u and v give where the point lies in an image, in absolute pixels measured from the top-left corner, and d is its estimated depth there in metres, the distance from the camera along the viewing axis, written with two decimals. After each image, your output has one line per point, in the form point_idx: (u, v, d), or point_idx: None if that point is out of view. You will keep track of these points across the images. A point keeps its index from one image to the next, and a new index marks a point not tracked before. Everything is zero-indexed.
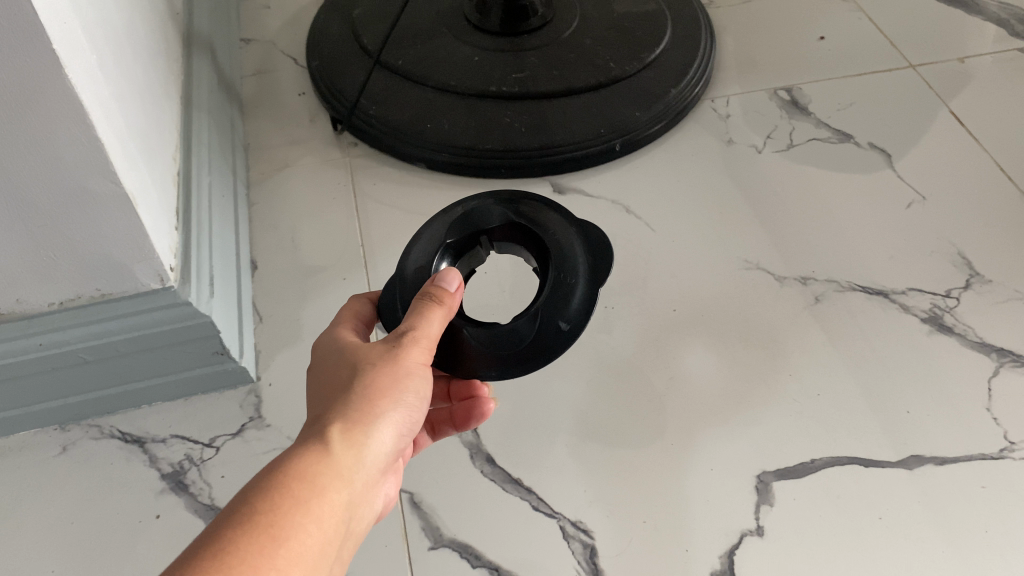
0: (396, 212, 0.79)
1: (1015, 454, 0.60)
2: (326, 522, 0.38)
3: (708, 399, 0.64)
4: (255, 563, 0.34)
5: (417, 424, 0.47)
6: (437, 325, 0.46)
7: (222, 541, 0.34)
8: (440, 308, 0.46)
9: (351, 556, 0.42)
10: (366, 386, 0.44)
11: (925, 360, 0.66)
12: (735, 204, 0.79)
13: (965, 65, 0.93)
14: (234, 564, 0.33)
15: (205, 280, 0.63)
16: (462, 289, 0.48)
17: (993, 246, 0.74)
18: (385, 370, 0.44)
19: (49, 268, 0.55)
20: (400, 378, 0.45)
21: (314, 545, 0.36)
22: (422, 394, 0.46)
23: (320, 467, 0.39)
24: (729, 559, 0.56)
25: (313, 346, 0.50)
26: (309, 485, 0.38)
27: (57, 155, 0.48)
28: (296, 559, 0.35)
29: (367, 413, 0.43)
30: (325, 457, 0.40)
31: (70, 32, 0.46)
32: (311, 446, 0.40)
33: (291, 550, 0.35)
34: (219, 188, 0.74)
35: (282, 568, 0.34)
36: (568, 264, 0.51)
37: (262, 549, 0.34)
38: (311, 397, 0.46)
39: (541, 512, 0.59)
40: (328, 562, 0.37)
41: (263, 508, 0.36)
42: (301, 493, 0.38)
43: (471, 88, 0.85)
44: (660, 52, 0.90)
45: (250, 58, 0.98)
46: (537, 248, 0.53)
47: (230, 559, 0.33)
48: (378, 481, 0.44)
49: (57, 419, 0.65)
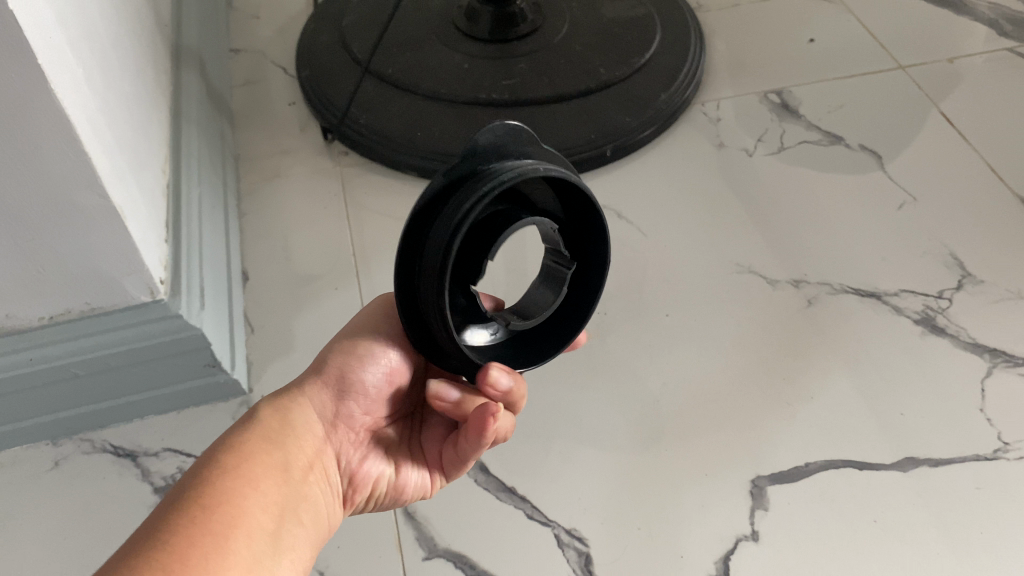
0: (388, 220, 0.79)
1: (1010, 454, 0.60)
2: (256, 478, 0.42)
3: (702, 405, 0.64)
4: (183, 511, 0.38)
5: (370, 394, 0.51)
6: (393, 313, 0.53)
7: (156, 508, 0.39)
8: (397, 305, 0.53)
9: (309, 526, 0.45)
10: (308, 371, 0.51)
11: (918, 362, 0.66)
12: (728, 208, 0.79)
13: (955, 65, 0.94)
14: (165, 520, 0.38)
15: (195, 292, 0.62)
16: None
17: (985, 245, 0.74)
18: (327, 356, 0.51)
19: (38, 282, 0.54)
20: (337, 350, 0.51)
21: (244, 497, 0.41)
22: (361, 357, 0.51)
23: (249, 436, 0.45)
24: (724, 564, 0.56)
25: None
26: (233, 450, 0.44)
27: (43, 172, 0.48)
28: (224, 510, 0.39)
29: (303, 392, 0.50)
30: (250, 422, 0.46)
31: (56, 46, 0.46)
32: (247, 423, 0.46)
33: (218, 504, 0.39)
34: (209, 200, 0.74)
35: (198, 511, 0.38)
36: (455, 176, 0.41)
37: (176, 498, 0.39)
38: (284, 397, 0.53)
39: (535, 520, 0.58)
40: (267, 514, 0.41)
41: (195, 475, 0.41)
42: (222, 456, 0.43)
43: (462, 95, 0.85)
44: (650, 57, 0.90)
45: (239, 69, 0.98)
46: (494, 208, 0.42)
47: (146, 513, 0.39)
48: (322, 453, 0.49)
49: (49, 434, 0.65)
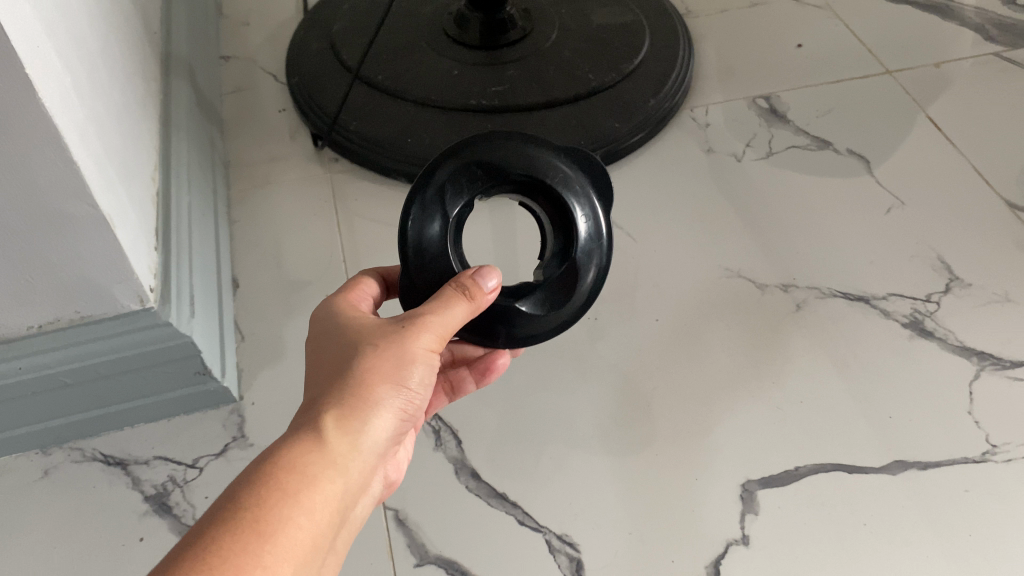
0: (379, 227, 0.80)
1: (997, 457, 0.61)
2: (316, 513, 0.39)
3: (694, 410, 0.64)
4: (241, 560, 0.34)
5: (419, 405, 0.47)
6: (460, 315, 0.45)
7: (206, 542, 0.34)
8: (467, 300, 0.45)
9: (348, 549, 0.43)
10: (364, 370, 0.44)
11: (906, 365, 0.66)
12: (717, 213, 0.80)
13: (942, 70, 0.94)
14: (224, 565, 0.34)
15: (185, 300, 0.62)
16: (498, 290, 0.47)
17: (972, 249, 0.75)
18: (387, 354, 0.44)
19: (28, 291, 0.54)
20: (400, 365, 0.44)
21: (303, 538, 0.37)
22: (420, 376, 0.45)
23: (311, 456, 0.40)
24: (715, 569, 0.56)
25: (313, 316, 0.50)
26: (298, 473, 0.39)
27: (33, 180, 0.48)
28: (284, 555, 0.36)
29: (363, 401, 0.43)
30: (312, 439, 0.41)
31: (44, 57, 0.46)
32: (305, 436, 0.41)
33: (278, 546, 0.36)
34: (199, 207, 0.74)
35: (258, 553, 0.35)
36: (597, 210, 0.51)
37: (234, 526, 0.36)
38: (315, 374, 0.46)
39: (527, 526, 0.58)
40: (321, 550, 0.38)
41: (250, 503, 0.37)
42: (284, 481, 0.38)
43: (452, 102, 0.85)
44: (639, 63, 0.91)
45: (229, 76, 0.98)
46: (561, 220, 0.50)
47: (210, 539, 0.35)
48: (375, 465, 0.45)
49: (39, 443, 0.65)
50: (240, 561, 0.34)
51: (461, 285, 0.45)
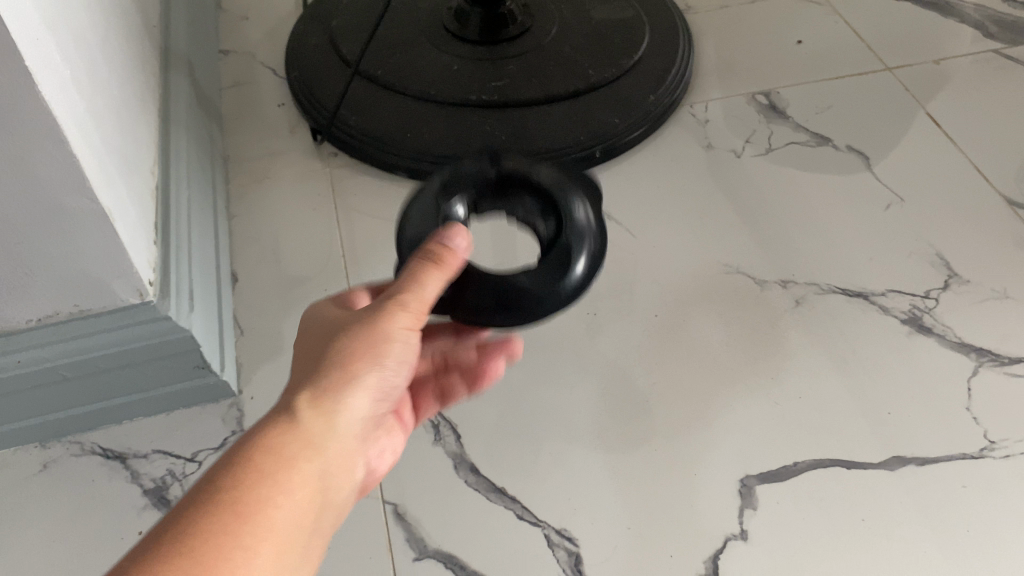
0: (379, 222, 0.79)
1: (996, 452, 0.61)
2: (296, 492, 0.39)
3: (692, 405, 0.64)
4: (220, 539, 0.34)
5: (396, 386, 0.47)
6: (432, 289, 0.45)
7: (185, 522, 0.35)
8: (438, 269, 0.45)
9: (331, 531, 0.44)
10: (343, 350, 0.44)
11: (905, 361, 0.66)
12: (716, 208, 0.80)
13: (941, 67, 0.94)
14: (204, 543, 0.34)
15: (184, 294, 0.62)
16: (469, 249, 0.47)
17: (972, 246, 0.75)
18: (365, 332, 0.45)
19: (25, 284, 0.54)
20: (379, 345, 0.45)
21: (283, 518, 0.37)
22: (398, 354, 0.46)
23: (289, 437, 0.40)
24: (713, 564, 0.56)
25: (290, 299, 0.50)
26: (276, 454, 0.39)
27: (33, 173, 0.48)
28: (263, 534, 0.36)
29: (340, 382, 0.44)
30: (290, 420, 0.41)
31: (43, 50, 0.46)
32: (285, 416, 0.41)
33: (256, 526, 0.36)
34: (199, 201, 0.74)
35: (237, 532, 0.35)
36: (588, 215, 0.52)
37: (213, 506, 0.36)
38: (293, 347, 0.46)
39: (526, 520, 0.58)
40: (302, 531, 0.39)
41: (229, 483, 0.37)
42: (261, 462, 0.39)
43: (451, 96, 0.85)
44: (639, 58, 0.91)
45: (228, 71, 0.97)
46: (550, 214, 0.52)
47: (188, 517, 0.35)
48: (354, 445, 0.45)
49: (37, 437, 0.64)
50: (219, 539, 0.34)
51: (430, 254, 0.45)
